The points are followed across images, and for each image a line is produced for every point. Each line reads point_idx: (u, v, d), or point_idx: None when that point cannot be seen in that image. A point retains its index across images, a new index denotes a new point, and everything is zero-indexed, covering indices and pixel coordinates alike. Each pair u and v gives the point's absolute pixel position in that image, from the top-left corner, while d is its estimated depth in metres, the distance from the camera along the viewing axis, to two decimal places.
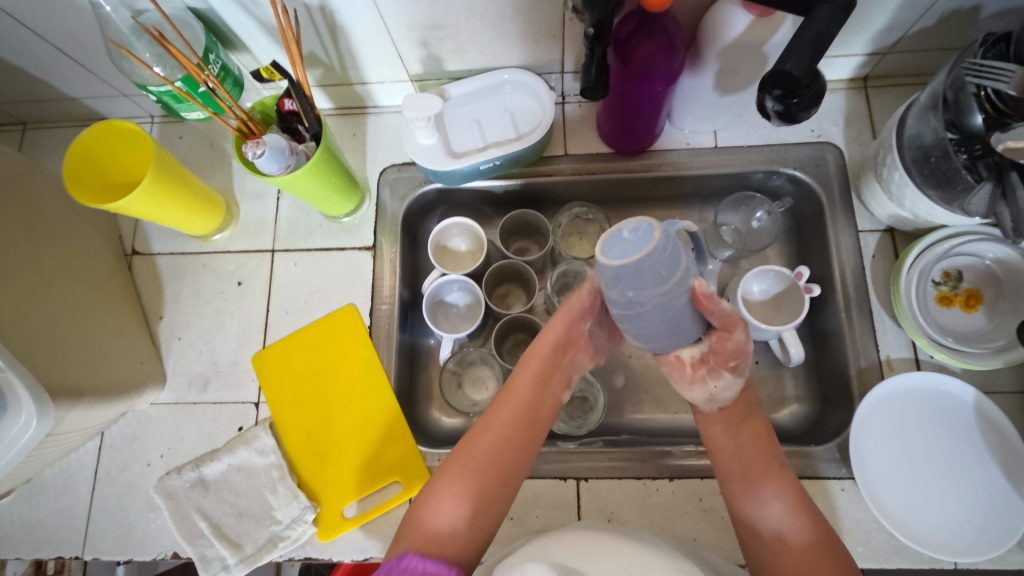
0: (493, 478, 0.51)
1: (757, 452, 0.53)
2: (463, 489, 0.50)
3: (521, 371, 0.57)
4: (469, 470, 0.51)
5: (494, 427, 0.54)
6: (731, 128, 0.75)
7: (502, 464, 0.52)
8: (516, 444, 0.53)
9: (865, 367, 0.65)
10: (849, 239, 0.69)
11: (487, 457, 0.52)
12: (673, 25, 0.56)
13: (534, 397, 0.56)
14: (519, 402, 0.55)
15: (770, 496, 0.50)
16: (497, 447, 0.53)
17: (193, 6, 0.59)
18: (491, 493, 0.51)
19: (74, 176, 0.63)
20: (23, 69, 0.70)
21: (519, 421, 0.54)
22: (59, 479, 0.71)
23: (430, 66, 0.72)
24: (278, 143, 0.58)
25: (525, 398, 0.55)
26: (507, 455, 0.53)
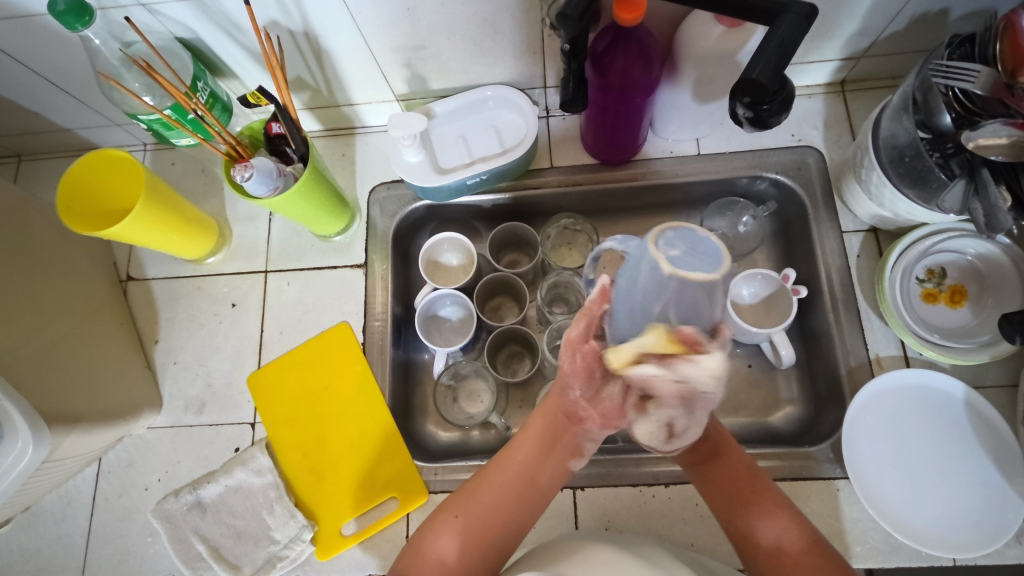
0: (495, 520, 0.54)
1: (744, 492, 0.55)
2: (464, 520, 0.54)
3: (525, 436, 0.55)
4: (475, 509, 0.54)
5: (506, 464, 0.55)
6: (713, 135, 0.76)
7: (504, 505, 0.54)
8: (514, 497, 0.55)
9: (855, 366, 0.66)
10: (833, 240, 0.70)
11: (490, 499, 0.54)
12: (648, 38, 0.57)
13: (533, 463, 0.54)
14: (521, 461, 0.55)
15: (767, 529, 0.53)
16: (498, 495, 0.54)
17: (181, 36, 0.61)
18: (495, 535, 0.54)
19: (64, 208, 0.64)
20: (17, 102, 0.71)
21: (515, 480, 0.55)
22: (57, 506, 0.71)
23: (415, 85, 0.73)
24: (266, 165, 0.59)
25: (521, 463, 0.55)
26: (509, 503, 0.54)
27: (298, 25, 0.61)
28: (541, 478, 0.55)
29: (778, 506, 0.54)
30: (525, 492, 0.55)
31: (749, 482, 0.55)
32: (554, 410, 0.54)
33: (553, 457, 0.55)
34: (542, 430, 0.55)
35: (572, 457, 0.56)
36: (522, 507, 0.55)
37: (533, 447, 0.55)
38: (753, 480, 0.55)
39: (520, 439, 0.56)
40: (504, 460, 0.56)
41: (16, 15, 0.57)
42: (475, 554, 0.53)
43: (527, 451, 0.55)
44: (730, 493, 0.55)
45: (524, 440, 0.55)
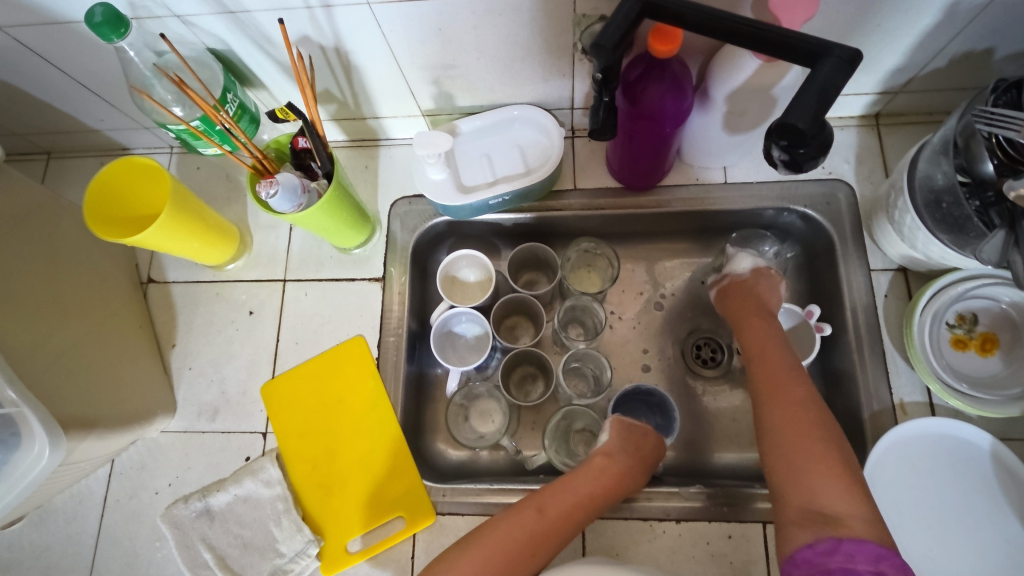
0: (551, 534, 0.57)
1: (796, 433, 0.53)
2: (540, 529, 0.57)
3: (612, 458, 0.61)
4: (550, 517, 0.58)
5: (589, 481, 0.60)
6: (741, 164, 0.75)
7: (566, 527, 0.58)
8: (579, 515, 0.59)
9: (878, 410, 0.64)
10: (861, 278, 0.69)
11: (569, 514, 0.58)
12: (681, 69, 0.56)
13: (611, 489, 0.60)
14: (607, 490, 0.60)
15: (823, 489, 0.49)
16: (569, 512, 0.58)
17: (213, 47, 0.61)
18: (541, 547, 0.56)
19: (93, 214, 0.64)
20: (48, 102, 0.72)
21: (581, 507, 0.59)
22: (69, 505, 0.71)
23: (441, 102, 0.73)
24: (291, 182, 0.58)
25: (589, 497, 0.59)
26: (569, 524, 0.58)
27: (329, 41, 0.61)
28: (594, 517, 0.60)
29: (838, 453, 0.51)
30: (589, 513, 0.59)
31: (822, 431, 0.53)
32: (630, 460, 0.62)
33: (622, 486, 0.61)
34: (635, 467, 0.62)
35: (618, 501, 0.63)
36: (576, 528, 0.58)
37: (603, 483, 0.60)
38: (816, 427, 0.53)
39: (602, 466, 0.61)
40: (592, 479, 0.60)
41: (52, 22, 0.58)
42: (521, 556, 0.55)
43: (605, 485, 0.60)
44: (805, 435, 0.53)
45: (608, 464, 0.61)
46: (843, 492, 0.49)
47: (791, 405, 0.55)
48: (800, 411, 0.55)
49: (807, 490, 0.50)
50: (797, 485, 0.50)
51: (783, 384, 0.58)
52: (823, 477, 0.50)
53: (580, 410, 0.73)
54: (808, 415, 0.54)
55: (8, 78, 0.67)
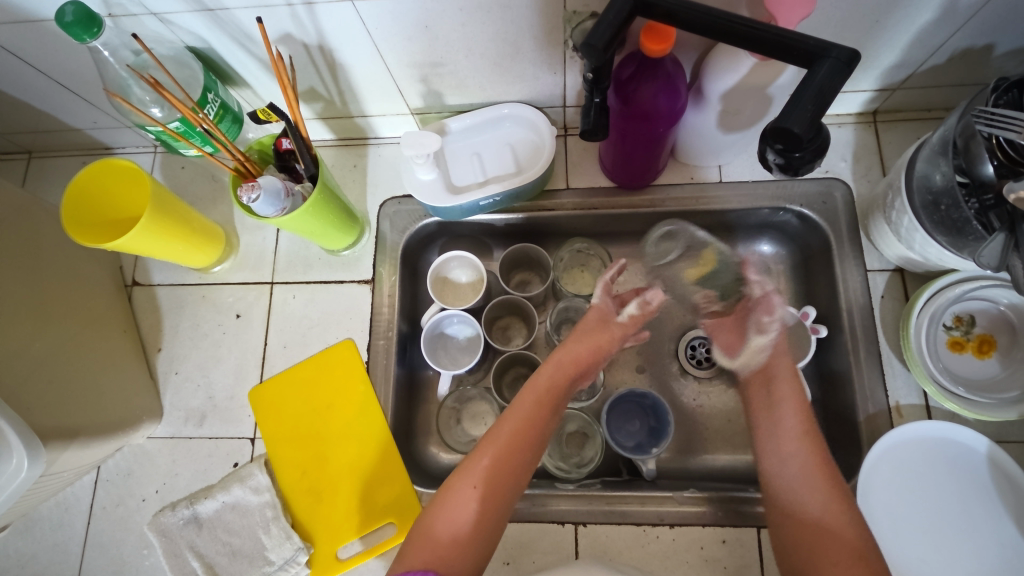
0: (495, 494, 0.53)
1: (820, 476, 0.53)
2: (483, 492, 0.52)
3: (527, 393, 0.59)
4: (478, 475, 0.53)
5: (512, 423, 0.56)
6: (736, 162, 0.74)
7: (514, 467, 0.54)
8: (519, 454, 0.55)
9: (874, 413, 0.63)
10: (857, 279, 0.68)
11: (502, 463, 0.54)
12: (675, 67, 0.55)
13: (537, 420, 0.57)
14: (530, 421, 0.57)
15: (816, 501, 0.52)
16: (500, 465, 0.54)
17: (192, 45, 0.59)
18: (485, 508, 0.52)
19: (79, 218, 0.63)
20: (25, 101, 0.70)
21: (519, 445, 0.55)
22: (54, 512, 0.70)
23: (430, 100, 0.71)
24: (273, 185, 0.56)
25: (528, 428, 0.57)
26: (513, 475, 0.54)
27: (312, 39, 0.59)
28: (545, 438, 0.58)
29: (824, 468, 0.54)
30: (533, 448, 0.56)
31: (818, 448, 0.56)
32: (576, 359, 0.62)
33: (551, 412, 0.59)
34: (547, 388, 0.60)
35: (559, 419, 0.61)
36: (522, 472, 0.55)
37: (537, 408, 0.58)
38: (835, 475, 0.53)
39: (525, 399, 0.59)
40: (509, 424, 0.56)
41: (24, 19, 0.56)
42: (469, 529, 0.51)
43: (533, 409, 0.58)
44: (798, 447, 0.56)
45: (526, 397, 0.59)
46: (829, 504, 0.51)
47: (795, 416, 0.58)
48: (814, 453, 0.55)
49: (791, 497, 0.53)
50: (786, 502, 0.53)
51: (780, 392, 0.60)
52: (841, 527, 0.50)
53: (572, 412, 0.72)
54: (798, 428, 0.57)
55: None
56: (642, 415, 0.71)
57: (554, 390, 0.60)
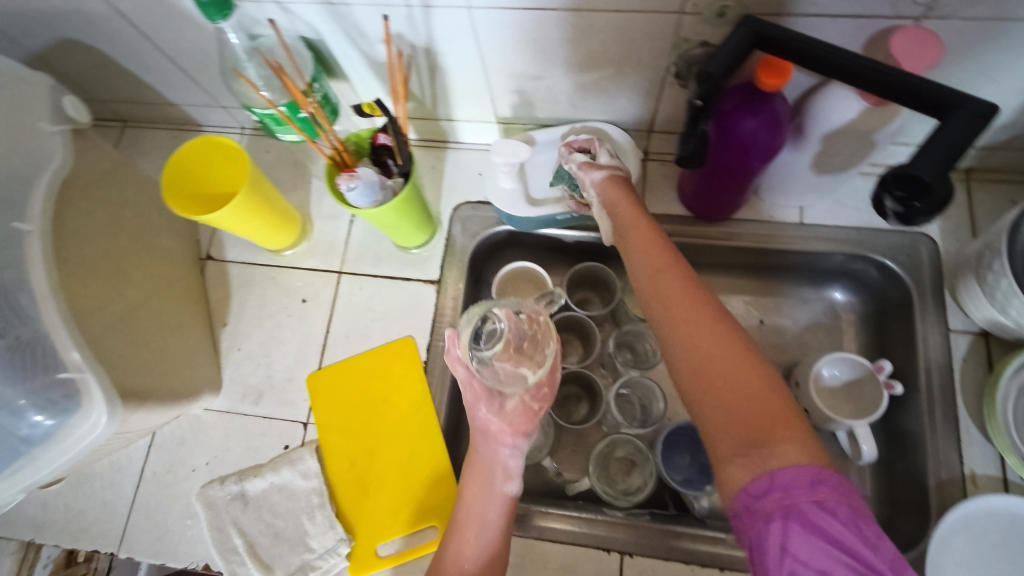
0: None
1: (728, 378, 0.43)
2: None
3: (468, 480, 0.59)
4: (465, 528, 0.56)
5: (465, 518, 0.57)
6: (819, 205, 0.72)
7: (482, 505, 0.57)
8: (479, 543, 0.55)
9: (946, 479, 0.61)
10: (937, 337, 0.66)
11: (477, 505, 0.57)
12: (780, 105, 0.54)
13: (479, 503, 0.57)
14: (474, 504, 0.57)
15: (791, 454, 0.39)
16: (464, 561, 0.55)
17: (306, 36, 0.61)
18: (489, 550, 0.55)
19: (175, 191, 0.65)
20: (135, 72, 0.73)
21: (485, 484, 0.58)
22: (107, 471, 0.72)
23: (519, 111, 0.72)
24: (370, 177, 0.57)
25: (483, 468, 0.58)
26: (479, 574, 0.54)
27: (421, 40, 0.60)
28: (510, 467, 0.58)
29: (793, 436, 0.40)
30: (485, 535, 0.56)
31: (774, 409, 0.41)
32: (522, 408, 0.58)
33: (493, 462, 0.58)
34: (479, 467, 0.58)
35: (512, 482, 0.58)
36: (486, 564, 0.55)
37: (481, 449, 0.59)
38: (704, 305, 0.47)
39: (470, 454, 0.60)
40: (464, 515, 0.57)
41: None
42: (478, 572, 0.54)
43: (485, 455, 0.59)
44: (752, 410, 0.41)
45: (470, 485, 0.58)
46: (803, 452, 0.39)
47: (746, 362, 0.44)
48: (753, 374, 0.43)
49: (729, 377, 0.43)
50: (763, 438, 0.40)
51: (722, 341, 0.45)
52: (755, 394, 0.42)
53: (625, 439, 0.70)
54: (737, 361, 0.44)
55: (102, 46, 0.68)
56: (693, 450, 0.69)
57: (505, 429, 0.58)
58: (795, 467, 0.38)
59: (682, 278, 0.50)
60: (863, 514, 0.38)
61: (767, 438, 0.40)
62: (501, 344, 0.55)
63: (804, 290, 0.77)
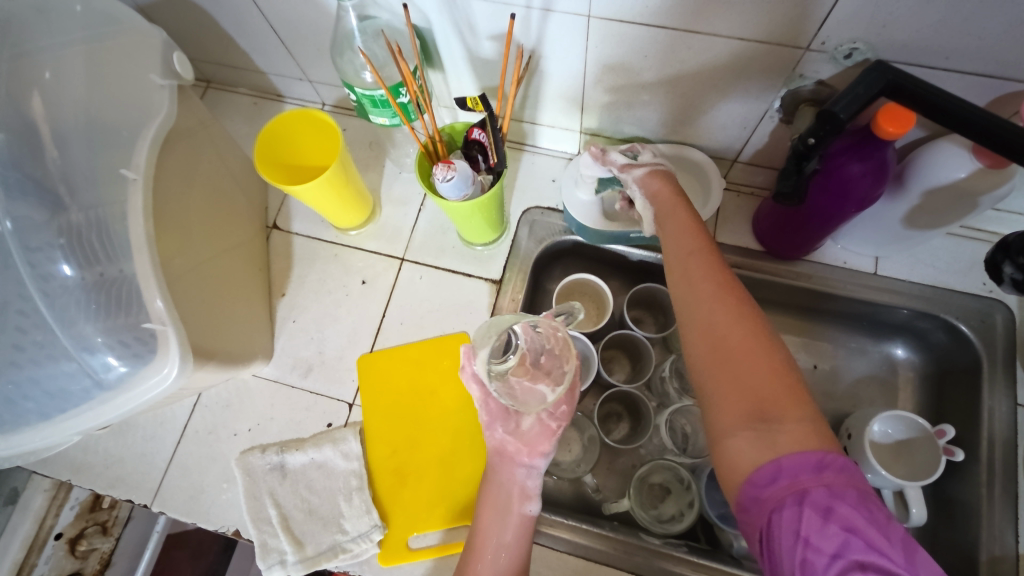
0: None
1: (725, 356, 0.44)
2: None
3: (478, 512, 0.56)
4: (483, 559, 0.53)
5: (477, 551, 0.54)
6: (895, 258, 0.71)
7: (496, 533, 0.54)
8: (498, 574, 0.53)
9: (998, 556, 0.59)
10: (1004, 409, 0.64)
11: (490, 531, 0.55)
12: (890, 154, 0.53)
13: (493, 533, 0.54)
14: (488, 535, 0.55)
15: (789, 436, 0.39)
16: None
17: (416, 23, 0.61)
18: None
19: (264, 157, 0.65)
20: (233, 36, 0.74)
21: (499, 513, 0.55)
22: (150, 424, 0.72)
23: (607, 123, 0.72)
24: (466, 171, 0.57)
25: (496, 495, 0.57)
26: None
27: (529, 42, 0.60)
28: (528, 489, 0.56)
29: (794, 416, 0.40)
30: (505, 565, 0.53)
31: (774, 383, 0.41)
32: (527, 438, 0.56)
33: (510, 495, 0.56)
34: (491, 496, 0.57)
35: (530, 503, 0.56)
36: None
37: (497, 481, 0.57)
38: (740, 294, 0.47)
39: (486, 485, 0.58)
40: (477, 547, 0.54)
41: None
42: None
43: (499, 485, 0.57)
44: (742, 386, 0.42)
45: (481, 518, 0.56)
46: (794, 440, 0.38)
47: (747, 334, 0.44)
48: (762, 360, 0.42)
49: (735, 364, 0.43)
50: (759, 416, 0.40)
51: (734, 324, 0.45)
52: (771, 383, 0.41)
53: (666, 465, 0.70)
54: (747, 339, 0.43)
55: (209, 6, 0.69)
56: None
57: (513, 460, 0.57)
58: (806, 454, 0.38)
59: (709, 265, 0.49)
60: (875, 501, 0.37)
61: (773, 423, 0.40)
62: (516, 359, 0.56)
63: (863, 341, 0.76)
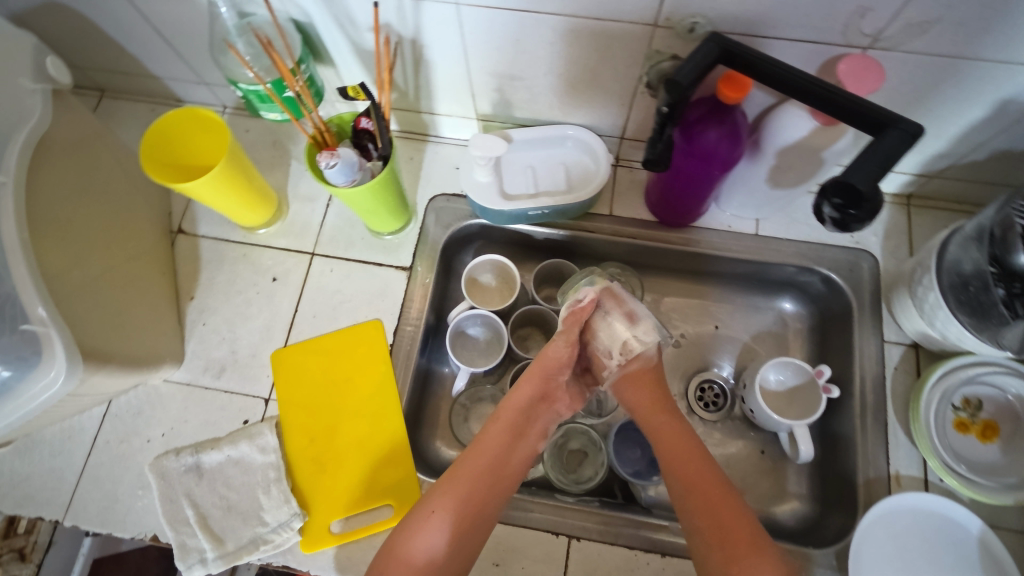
0: (454, 532, 0.54)
1: (726, 526, 0.53)
2: (430, 540, 0.53)
3: (494, 423, 0.60)
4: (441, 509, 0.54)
5: (478, 454, 0.58)
6: (773, 219, 0.77)
7: (477, 492, 0.56)
8: (485, 485, 0.56)
9: (873, 478, 0.65)
10: (873, 347, 0.70)
11: (476, 489, 0.56)
12: (740, 118, 0.59)
13: (503, 447, 0.59)
14: (498, 448, 0.58)
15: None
16: (459, 501, 0.55)
17: (296, 18, 0.62)
18: (473, 525, 0.55)
19: (151, 148, 0.66)
20: (119, 42, 0.74)
21: (488, 468, 0.57)
22: (57, 438, 0.71)
23: (499, 109, 0.75)
24: (350, 156, 0.60)
25: (495, 450, 0.58)
26: (470, 510, 0.55)
27: (408, 32, 0.63)
28: (512, 464, 0.59)
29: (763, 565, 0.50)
30: (496, 478, 0.57)
31: (736, 533, 0.52)
32: (528, 393, 0.62)
33: (520, 440, 0.60)
34: (513, 415, 0.61)
35: (539, 440, 0.62)
36: (482, 507, 0.56)
37: (502, 427, 0.60)
38: (713, 475, 0.56)
39: (491, 426, 0.60)
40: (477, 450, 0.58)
41: None
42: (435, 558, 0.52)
43: (502, 436, 0.59)
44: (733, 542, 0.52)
45: (495, 429, 0.59)
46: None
47: (720, 496, 0.54)
48: (729, 515, 0.53)
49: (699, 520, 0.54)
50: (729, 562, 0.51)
51: (706, 486, 0.55)
52: (732, 534, 0.52)
53: (580, 429, 0.74)
54: (745, 522, 0.53)
55: (88, 12, 0.69)
56: (643, 444, 0.72)
57: (520, 413, 0.61)
58: None
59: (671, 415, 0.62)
60: None
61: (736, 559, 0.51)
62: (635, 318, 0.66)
63: (757, 298, 0.81)
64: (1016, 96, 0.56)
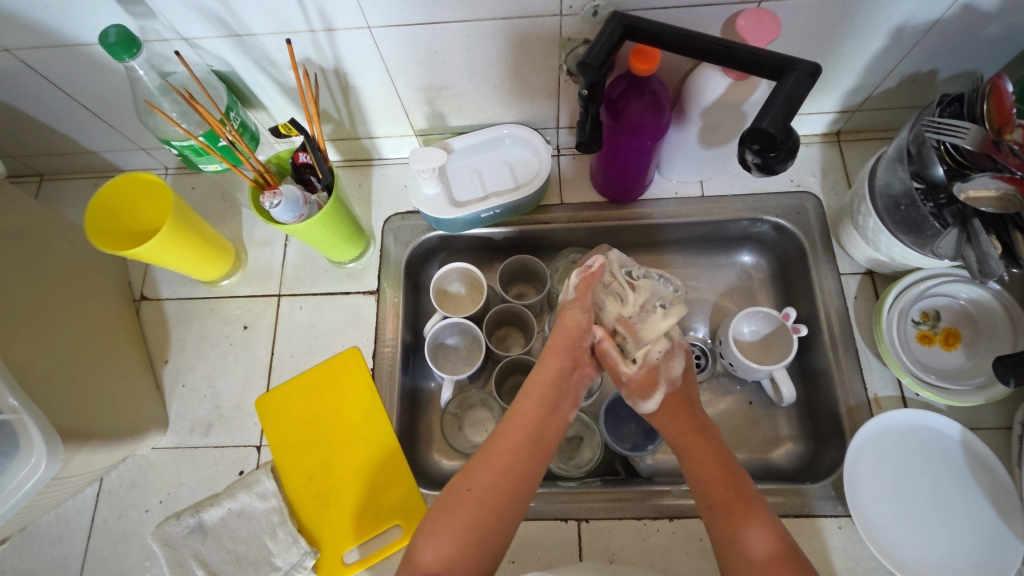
0: (489, 510, 0.55)
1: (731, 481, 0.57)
2: (461, 523, 0.54)
3: (527, 397, 0.62)
4: (474, 496, 0.55)
5: (514, 429, 0.59)
6: (716, 178, 0.80)
7: (515, 466, 0.57)
8: (522, 460, 0.58)
9: (854, 405, 0.68)
10: (831, 281, 0.73)
11: (505, 466, 0.57)
12: (659, 87, 0.61)
13: (537, 421, 0.60)
14: (530, 421, 0.60)
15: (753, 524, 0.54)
16: (496, 475, 0.56)
17: (218, 69, 0.64)
18: (500, 511, 0.55)
19: (114, 208, 0.68)
20: (48, 123, 0.74)
21: (526, 439, 0.59)
22: (54, 526, 0.70)
23: (434, 121, 0.77)
24: (293, 193, 0.61)
25: (528, 425, 0.60)
26: (505, 484, 0.56)
27: (330, 62, 0.64)
28: (546, 437, 0.60)
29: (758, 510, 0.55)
30: (533, 451, 0.59)
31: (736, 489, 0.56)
32: (559, 351, 0.64)
33: (554, 413, 0.62)
34: (544, 390, 0.62)
35: (570, 410, 0.63)
36: (517, 481, 0.57)
37: (535, 404, 0.61)
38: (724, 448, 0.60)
39: (522, 401, 0.61)
40: (511, 425, 0.60)
41: (63, 44, 0.60)
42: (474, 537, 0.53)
43: (530, 413, 0.60)
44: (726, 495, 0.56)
45: (527, 403, 0.61)
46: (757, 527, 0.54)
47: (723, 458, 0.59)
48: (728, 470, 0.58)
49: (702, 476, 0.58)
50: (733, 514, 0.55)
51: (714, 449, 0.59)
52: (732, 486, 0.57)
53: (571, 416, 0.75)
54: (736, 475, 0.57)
55: (10, 99, 0.69)
56: (637, 418, 0.74)
57: (549, 387, 0.62)
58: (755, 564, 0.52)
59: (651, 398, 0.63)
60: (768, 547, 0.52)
61: (739, 513, 0.55)
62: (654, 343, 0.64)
63: (717, 257, 0.83)
64: (907, 22, 0.59)
